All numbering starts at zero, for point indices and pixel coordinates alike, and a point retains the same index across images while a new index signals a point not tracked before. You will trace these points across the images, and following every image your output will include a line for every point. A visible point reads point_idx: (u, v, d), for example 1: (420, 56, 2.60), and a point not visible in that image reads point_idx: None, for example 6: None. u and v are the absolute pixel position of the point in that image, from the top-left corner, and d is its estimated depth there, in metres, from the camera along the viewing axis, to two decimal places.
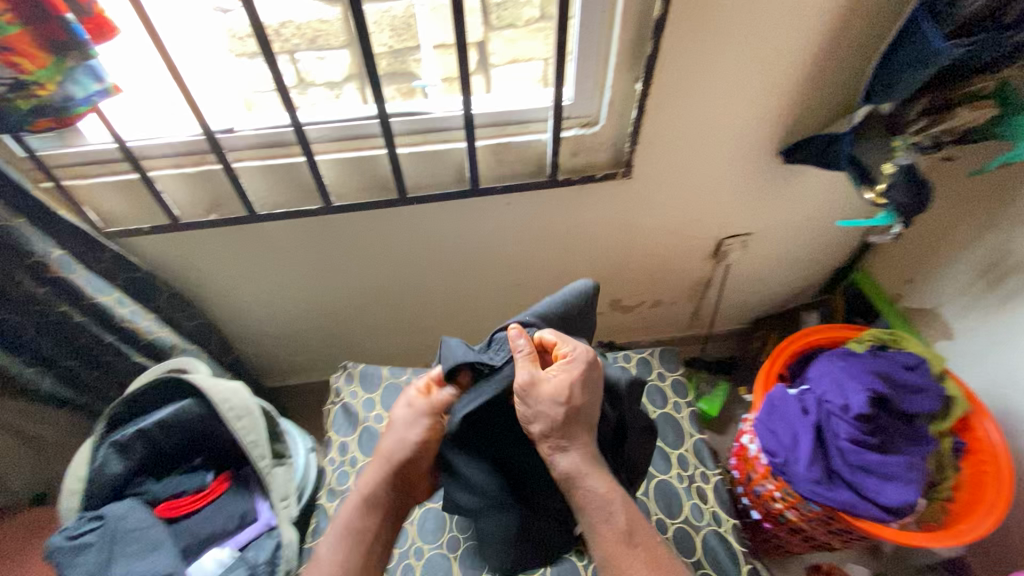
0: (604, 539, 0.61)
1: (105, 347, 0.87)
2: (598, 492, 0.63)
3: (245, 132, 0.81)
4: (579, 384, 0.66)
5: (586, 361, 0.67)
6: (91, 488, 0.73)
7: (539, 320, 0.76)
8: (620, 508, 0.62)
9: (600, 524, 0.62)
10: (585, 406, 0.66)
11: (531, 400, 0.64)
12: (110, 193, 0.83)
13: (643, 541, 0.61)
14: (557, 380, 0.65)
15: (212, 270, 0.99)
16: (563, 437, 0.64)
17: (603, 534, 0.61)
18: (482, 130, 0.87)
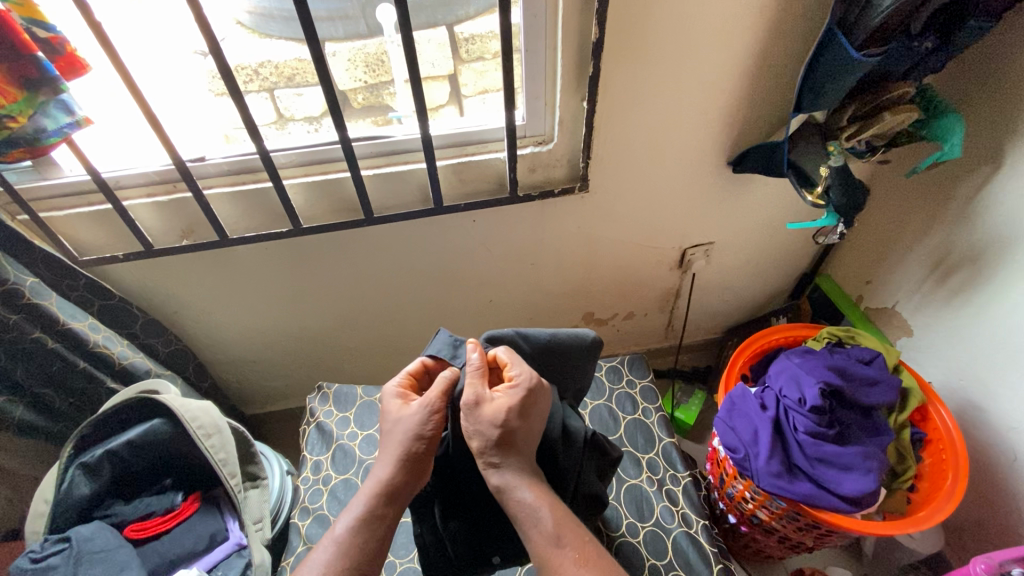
0: (535, 543, 0.59)
1: (78, 374, 0.89)
2: (539, 497, 0.61)
3: (216, 160, 0.86)
4: (521, 410, 0.65)
5: (529, 387, 0.66)
6: (58, 511, 0.74)
7: (525, 342, 0.78)
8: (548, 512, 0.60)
9: (529, 530, 0.60)
10: (523, 429, 0.64)
11: (471, 418, 0.64)
12: (85, 223, 0.86)
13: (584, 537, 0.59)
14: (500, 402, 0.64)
15: (186, 296, 1.01)
16: (497, 454, 0.63)
17: (534, 539, 0.59)
18: (442, 151, 0.92)
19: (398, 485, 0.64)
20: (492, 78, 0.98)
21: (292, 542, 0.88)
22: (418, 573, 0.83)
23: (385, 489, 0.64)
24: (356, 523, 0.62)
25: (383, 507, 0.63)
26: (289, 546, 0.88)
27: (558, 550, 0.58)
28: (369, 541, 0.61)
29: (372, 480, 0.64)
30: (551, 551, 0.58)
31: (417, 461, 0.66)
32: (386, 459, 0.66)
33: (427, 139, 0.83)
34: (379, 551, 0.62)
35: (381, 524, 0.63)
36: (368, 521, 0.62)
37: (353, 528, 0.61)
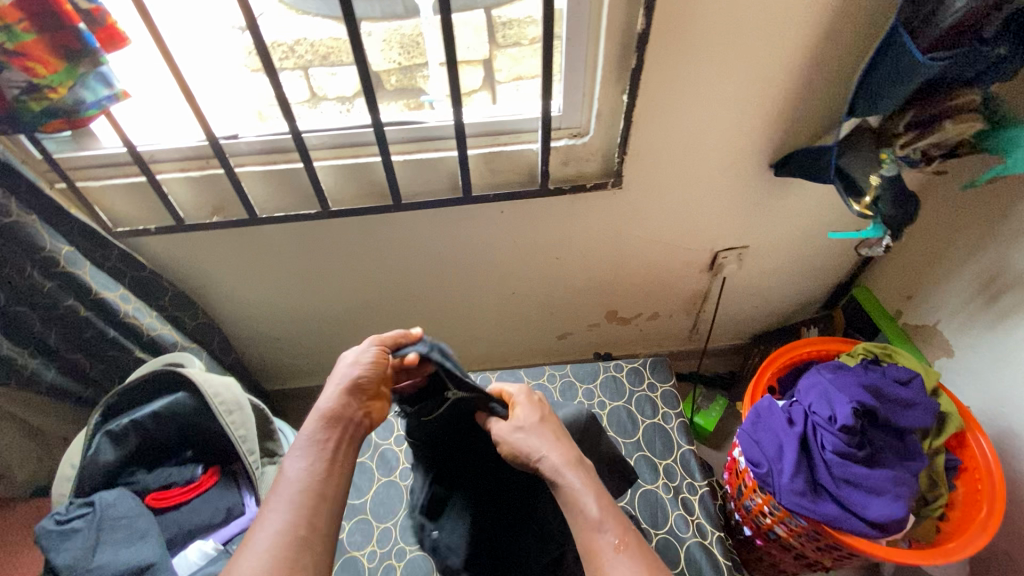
0: (581, 531, 0.56)
1: (108, 342, 0.91)
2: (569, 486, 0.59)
3: (249, 139, 0.85)
4: (531, 407, 0.70)
5: (523, 394, 0.72)
6: (84, 476, 0.76)
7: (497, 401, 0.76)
8: (593, 497, 0.57)
9: (576, 517, 0.57)
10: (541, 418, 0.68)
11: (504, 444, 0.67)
12: (120, 194, 0.88)
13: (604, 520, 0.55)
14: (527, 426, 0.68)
15: (214, 272, 1.03)
16: (537, 448, 0.63)
17: (578, 526, 0.56)
18: (475, 139, 0.90)
19: (345, 409, 0.64)
20: (529, 65, 0.95)
21: None
22: (427, 562, 0.83)
23: (331, 416, 0.62)
24: (305, 448, 0.59)
25: (331, 434, 0.61)
26: None
27: (603, 536, 0.54)
28: (323, 466, 0.58)
29: (312, 422, 0.62)
30: (592, 540, 0.55)
31: (363, 396, 0.66)
32: (333, 389, 0.65)
33: (459, 127, 0.81)
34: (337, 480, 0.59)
35: (331, 450, 0.60)
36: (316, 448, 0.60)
37: (304, 454, 0.59)
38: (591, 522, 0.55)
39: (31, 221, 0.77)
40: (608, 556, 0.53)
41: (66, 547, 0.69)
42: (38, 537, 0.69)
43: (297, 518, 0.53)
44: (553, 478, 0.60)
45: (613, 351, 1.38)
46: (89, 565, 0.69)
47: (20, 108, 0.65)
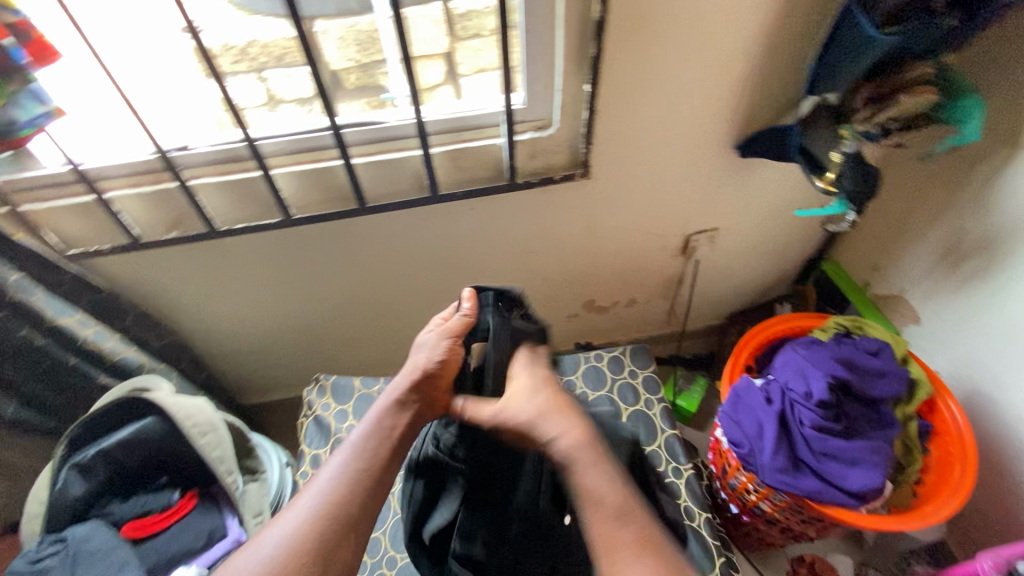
0: (595, 523, 0.52)
1: (69, 370, 0.87)
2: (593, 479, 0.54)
3: (201, 149, 0.82)
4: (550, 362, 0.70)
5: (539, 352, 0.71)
6: (53, 512, 0.74)
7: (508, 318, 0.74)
8: (610, 485, 0.53)
9: (591, 507, 0.53)
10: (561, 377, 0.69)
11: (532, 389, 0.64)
12: (67, 215, 0.84)
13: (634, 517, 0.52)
14: (560, 417, 0.59)
15: (177, 289, 0.99)
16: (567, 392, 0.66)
17: (593, 518, 0.52)
18: (437, 137, 0.88)
19: (412, 397, 0.66)
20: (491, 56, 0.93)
21: None
22: (417, 568, 0.83)
23: (399, 405, 0.65)
24: (374, 431, 0.62)
25: (396, 427, 0.64)
26: None
27: (621, 525, 0.51)
28: (369, 487, 0.58)
29: (384, 404, 0.65)
30: (612, 531, 0.51)
31: (432, 387, 0.67)
32: (412, 377, 0.67)
33: (419, 126, 0.79)
34: (365, 515, 0.56)
35: (392, 441, 0.62)
36: (380, 426, 0.63)
37: (368, 437, 0.62)
38: (609, 513, 0.52)
39: None
40: (625, 551, 0.49)
41: None
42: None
43: (347, 497, 0.56)
44: (570, 458, 0.56)
45: (593, 340, 1.39)
46: None
47: None
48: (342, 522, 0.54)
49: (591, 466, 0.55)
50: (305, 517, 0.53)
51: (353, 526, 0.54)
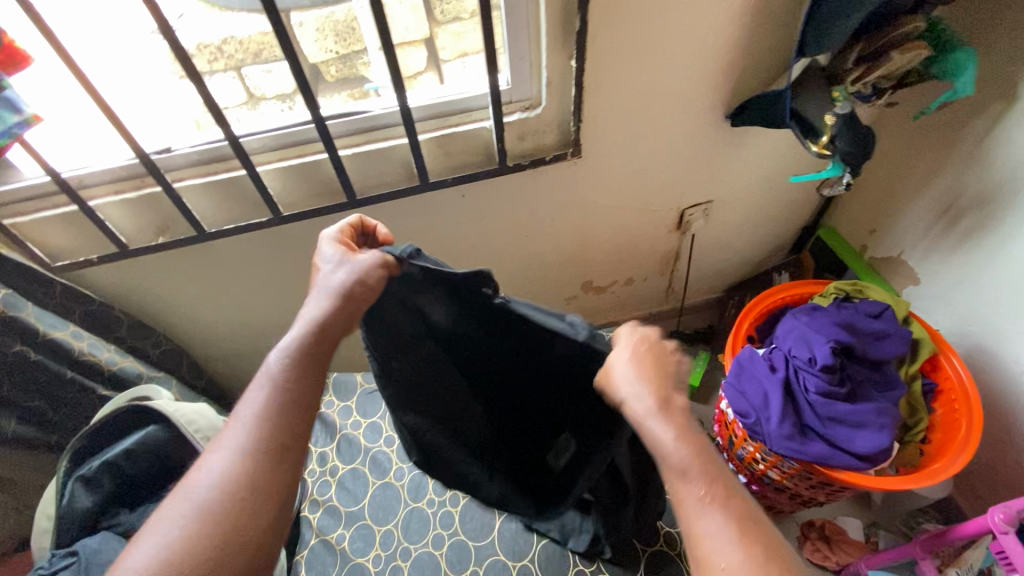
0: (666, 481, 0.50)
1: (67, 383, 0.86)
2: (663, 434, 0.51)
3: (183, 150, 0.80)
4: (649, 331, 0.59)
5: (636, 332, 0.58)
6: (62, 525, 0.74)
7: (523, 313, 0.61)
8: (682, 442, 0.50)
9: (663, 461, 0.50)
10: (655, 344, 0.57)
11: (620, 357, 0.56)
12: (51, 227, 0.82)
13: (704, 470, 0.49)
14: (642, 369, 0.54)
15: (170, 296, 0.98)
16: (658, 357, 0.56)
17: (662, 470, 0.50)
18: (424, 123, 0.87)
19: (327, 321, 0.56)
20: (471, 40, 0.91)
21: (303, 535, 0.86)
22: (432, 557, 0.82)
23: (316, 338, 0.56)
24: (291, 361, 0.54)
25: (313, 348, 0.56)
26: (300, 538, 0.86)
27: (691, 484, 0.49)
28: (293, 416, 0.53)
29: (294, 338, 0.56)
30: (682, 483, 0.49)
31: (349, 311, 0.57)
32: (333, 310, 0.56)
33: (405, 113, 0.78)
34: (297, 443, 0.52)
35: (314, 366, 0.55)
36: (296, 366, 0.54)
37: (288, 367, 0.54)
38: (677, 470, 0.49)
39: None
40: (693, 501, 0.48)
41: None
42: None
43: (271, 432, 0.51)
44: (637, 424, 0.52)
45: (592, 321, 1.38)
46: None
47: None
48: (271, 456, 0.50)
49: (676, 436, 0.50)
50: (234, 456, 0.50)
51: (283, 456, 0.51)
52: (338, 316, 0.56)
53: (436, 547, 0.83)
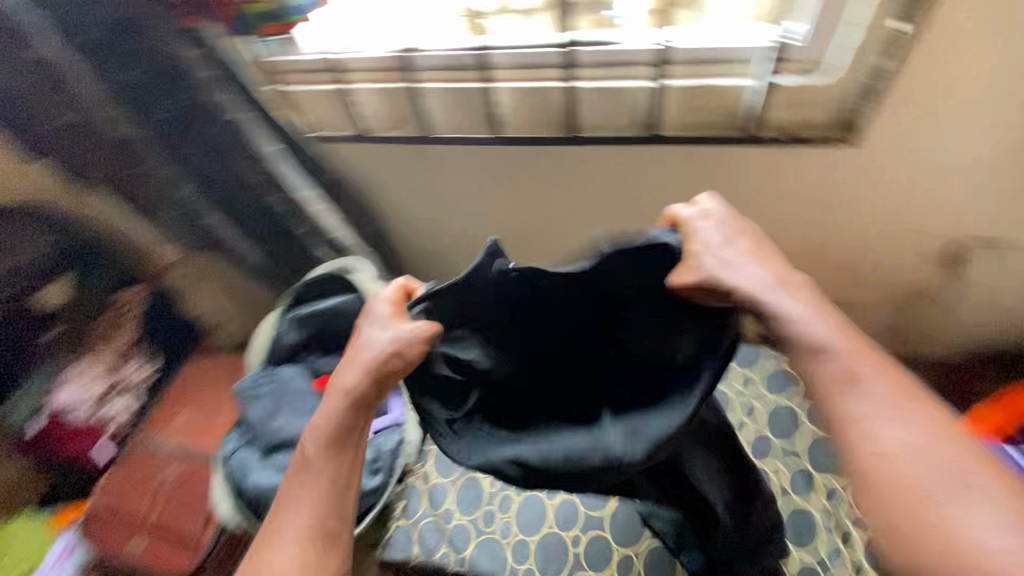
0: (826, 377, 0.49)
1: (300, 237, 1.01)
2: (815, 331, 0.51)
3: (436, 53, 0.83)
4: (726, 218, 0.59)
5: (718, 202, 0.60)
6: (272, 349, 0.90)
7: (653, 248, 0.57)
8: (836, 338, 0.50)
9: (824, 363, 0.50)
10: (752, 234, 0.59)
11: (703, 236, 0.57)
12: (319, 100, 0.93)
13: (873, 362, 0.50)
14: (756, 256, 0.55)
15: (388, 187, 1.07)
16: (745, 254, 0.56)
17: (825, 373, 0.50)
18: (679, 67, 0.76)
19: (364, 394, 0.57)
20: None
21: None
22: (540, 504, 0.82)
23: (353, 400, 0.57)
24: (325, 447, 0.57)
25: (344, 399, 0.58)
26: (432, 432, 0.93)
27: (856, 377, 0.49)
28: (326, 504, 0.56)
29: (332, 402, 0.58)
30: (845, 373, 0.49)
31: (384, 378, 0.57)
32: (357, 367, 0.58)
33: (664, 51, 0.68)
34: (333, 518, 0.56)
35: (348, 439, 0.58)
36: (333, 428, 0.58)
37: (320, 450, 0.57)
38: (842, 370, 0.49)
39: (240, 119, 0.84)
40: (867, 384, 0.48)
41: (255, 405, 0.85)
42: (238, 390, 0.87)
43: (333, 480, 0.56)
44: (798, 325, 0.51)
45: None
46: (270, 424, 0.83)
47: (246, 13, 0.76)
48: (315, 542, 0.54)
49: (805, 313, 0.51)
50: (287, 546, 0.54)
51: (332, 545, 0.54)
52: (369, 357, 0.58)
53: (547, 496, 0.82)
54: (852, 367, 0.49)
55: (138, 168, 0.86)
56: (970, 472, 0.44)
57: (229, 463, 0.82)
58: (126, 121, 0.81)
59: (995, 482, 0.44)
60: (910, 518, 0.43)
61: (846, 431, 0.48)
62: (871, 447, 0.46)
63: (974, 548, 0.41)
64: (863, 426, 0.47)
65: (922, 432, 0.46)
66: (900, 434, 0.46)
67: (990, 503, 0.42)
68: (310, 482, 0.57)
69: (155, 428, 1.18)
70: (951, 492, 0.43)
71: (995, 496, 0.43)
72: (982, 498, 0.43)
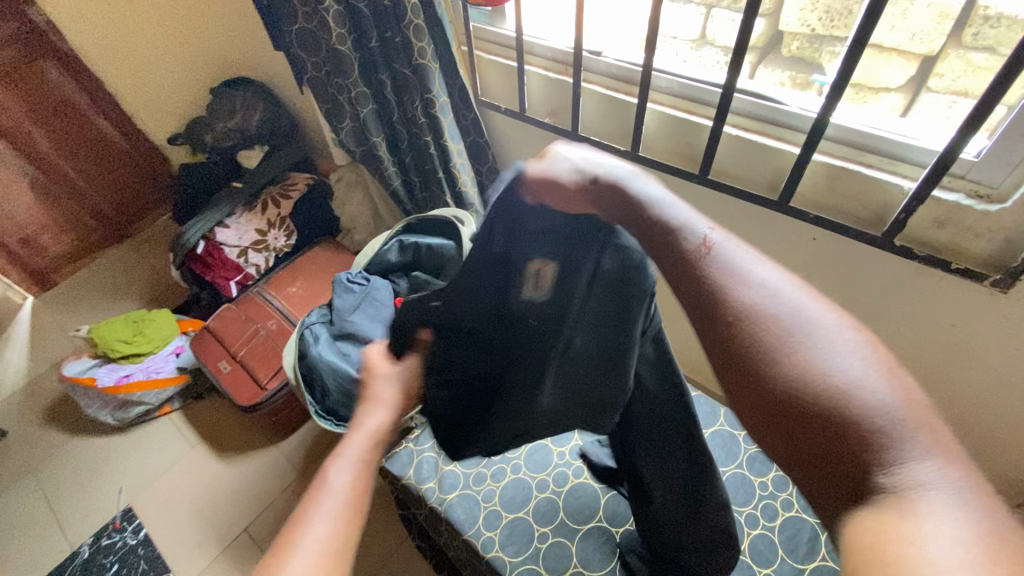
0: (765, 329, 0.40)
1: (434, 179, 1.15)
2: (765, 266, 0.43)
3: (608, 60, 0.89)
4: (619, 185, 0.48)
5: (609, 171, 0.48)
6: (374, 259, 1.03)
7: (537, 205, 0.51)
8: (770, 279, 0.42)
9: (762, 320, 0.40)
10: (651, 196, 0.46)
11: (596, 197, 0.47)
12: (495, 71, 1.04)
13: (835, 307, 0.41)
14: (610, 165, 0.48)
15: (524, 164, 1.17)
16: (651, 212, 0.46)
17: (756, 319, 0.40)
18: (829, 145, 0.73)
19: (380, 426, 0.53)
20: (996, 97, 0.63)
21: None
22: (528, 491, 0.88)
23: (376, 444, 0.52)
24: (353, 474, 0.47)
25: (364, 469, 0.49)
26: None
27: (797, 327, 0.39)
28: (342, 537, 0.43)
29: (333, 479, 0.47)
30: (780, 316, 0.40)
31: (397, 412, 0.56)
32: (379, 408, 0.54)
33: (818, 124, 0.67)
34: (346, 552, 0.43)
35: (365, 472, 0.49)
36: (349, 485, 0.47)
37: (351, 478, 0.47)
38: (789, 317, 0.40)
39: (432, 68, 0.96)
40: (813, 330, 0.39)
41: (343, 297, 0.98)
42: (338, 275, 1.00)
43: (352, 502, 0.45)
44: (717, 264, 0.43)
45: None
46: (347, 317, 0.96)
47: None
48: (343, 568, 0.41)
49: (742, 252, 0.44)
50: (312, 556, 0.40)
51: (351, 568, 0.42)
52: (379, 412, 0.54)
53: (536, 487, 0.89)
54: (709, 247, 0.44)
55: (337, 81, 1.00)
56: (833, 324, 0.39)
57: (306, 329, 0.96)
58: (341, 41, 0.93)
59: (861, 331, 0.40)
60: (819, 423, 0.36)
61: (712, 319, 0.42)
62: (741, 327, 0.40)
63: (843, 397, 0.36)
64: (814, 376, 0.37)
65: (893, 395, 0.36)
66: (767, 293, 0.41)
67: (857, 353, 0.38)
68: (309, 527, 0.42)
69: (271, 290, 1.41)
70: (827, 349, 0.38)
71: (863, 344, 0.38)
72: (853, 350, 0.38)
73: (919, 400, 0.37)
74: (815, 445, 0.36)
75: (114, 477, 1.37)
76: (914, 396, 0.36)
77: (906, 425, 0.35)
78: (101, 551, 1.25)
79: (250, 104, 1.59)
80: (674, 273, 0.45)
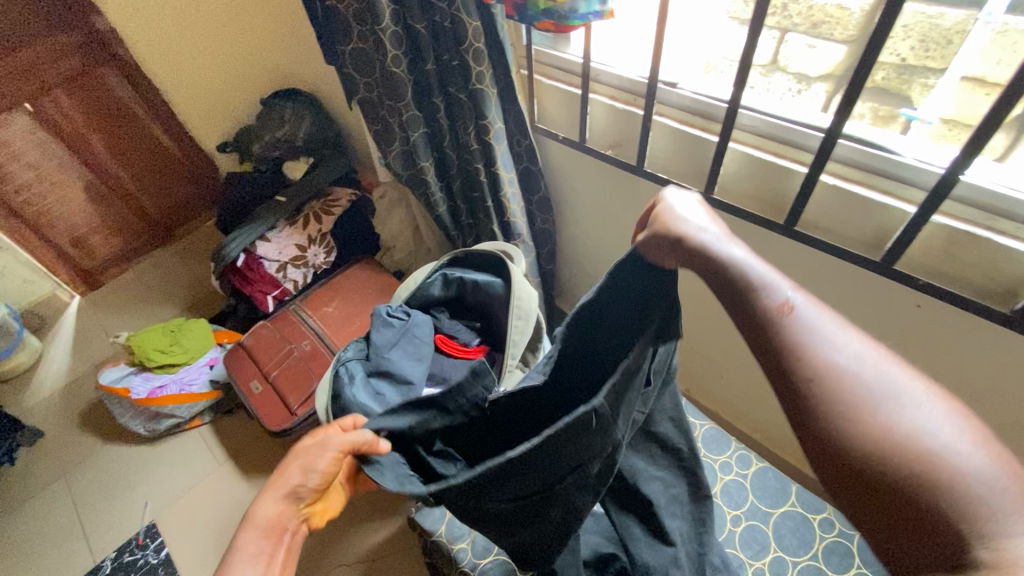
0: (850, 394, 0.36)
1: (482, 207, 1.09)
2: (848, 336, 0.39)
3: (684, 92, 0.80)
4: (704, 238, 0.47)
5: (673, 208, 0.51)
6: (415, 291, 0.96)
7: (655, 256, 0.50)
8: (854, 344, 0.39)
9: (853, 387, 0.36)
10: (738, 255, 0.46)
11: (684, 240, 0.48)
12: (556, 97, 0.97)
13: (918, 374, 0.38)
14: (677, 220, 0.49)
15: (579, 195, 1.09)
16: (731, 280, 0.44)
17: (841, 379, 0.37)
18: (950, 204, 0.63)
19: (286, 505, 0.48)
20: None
21: None
22: None
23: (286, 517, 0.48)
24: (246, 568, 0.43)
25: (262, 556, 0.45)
26: None
27: (882, 393, 0.36)
28: None
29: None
30: (871, 378, 0.37)
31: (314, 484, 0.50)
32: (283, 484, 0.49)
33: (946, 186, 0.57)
34: None
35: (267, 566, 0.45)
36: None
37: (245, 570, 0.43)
38: (877, 384, 0.36)
39: (490, 94, 0.90)
40: (899, 392, 0.36)
41: (381, 331, 0.90)
42: (376, 308, 0.93)
43: None
44: (799, 323, 0.40)
45: None
46: (384, 353, 0.88)
47: (533, 2, 0.74)
48: None
49: (812, 311, 0.41)
50: None
51: None
52: (277, 490, 0.48)
53: None
54: (789, 307, 0.41)
55: (389, 103, 0.94)
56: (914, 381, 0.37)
57: (341, 367, 0.86)
58: (397, 64, 0.88)
59: (948, 399, 0.36)
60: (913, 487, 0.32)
61: (785, 374, 0.39)
62: (809, 379, 0.38)
63: (937, 456, 0.32)
64: (906, 447, 0.33)
65: (983, 457, 0.32)
66: (854, 355, 0.38)
67: (946, 417, 0.34)
68: None
69: (308, 310, 1.37)
70: (908, 412, 0.35)
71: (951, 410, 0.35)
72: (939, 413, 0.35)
73: (1019, 471, 0.32)
74: (915, 521, 0.32)
75: (143, 489, 1.35)
76: (1004, 460, 0.32)
77: (998, 491, 0.31)
78: (122, 568, 1.23)
79: (298, 116, 1.58)
80: (743, 327, 0.43)
